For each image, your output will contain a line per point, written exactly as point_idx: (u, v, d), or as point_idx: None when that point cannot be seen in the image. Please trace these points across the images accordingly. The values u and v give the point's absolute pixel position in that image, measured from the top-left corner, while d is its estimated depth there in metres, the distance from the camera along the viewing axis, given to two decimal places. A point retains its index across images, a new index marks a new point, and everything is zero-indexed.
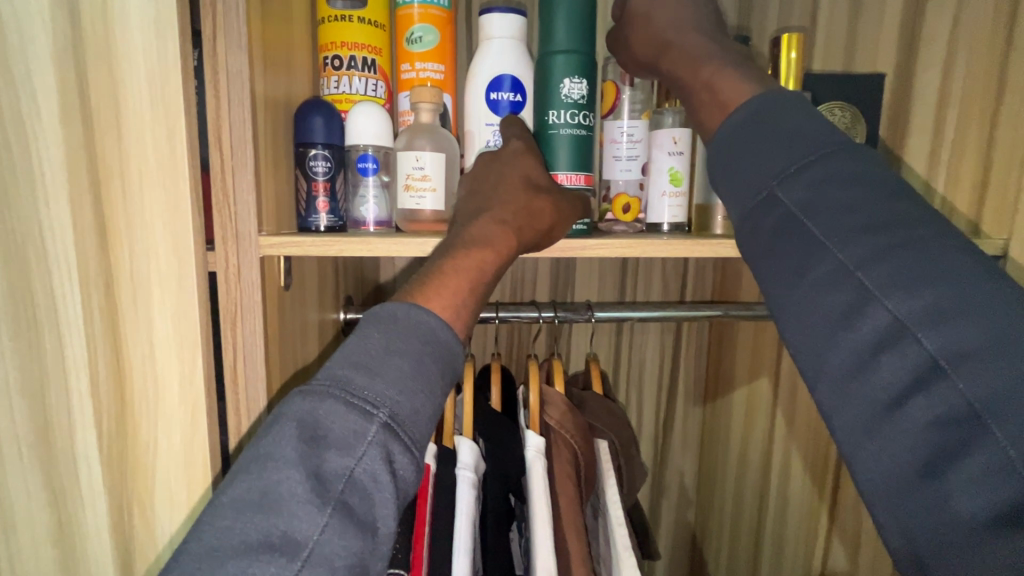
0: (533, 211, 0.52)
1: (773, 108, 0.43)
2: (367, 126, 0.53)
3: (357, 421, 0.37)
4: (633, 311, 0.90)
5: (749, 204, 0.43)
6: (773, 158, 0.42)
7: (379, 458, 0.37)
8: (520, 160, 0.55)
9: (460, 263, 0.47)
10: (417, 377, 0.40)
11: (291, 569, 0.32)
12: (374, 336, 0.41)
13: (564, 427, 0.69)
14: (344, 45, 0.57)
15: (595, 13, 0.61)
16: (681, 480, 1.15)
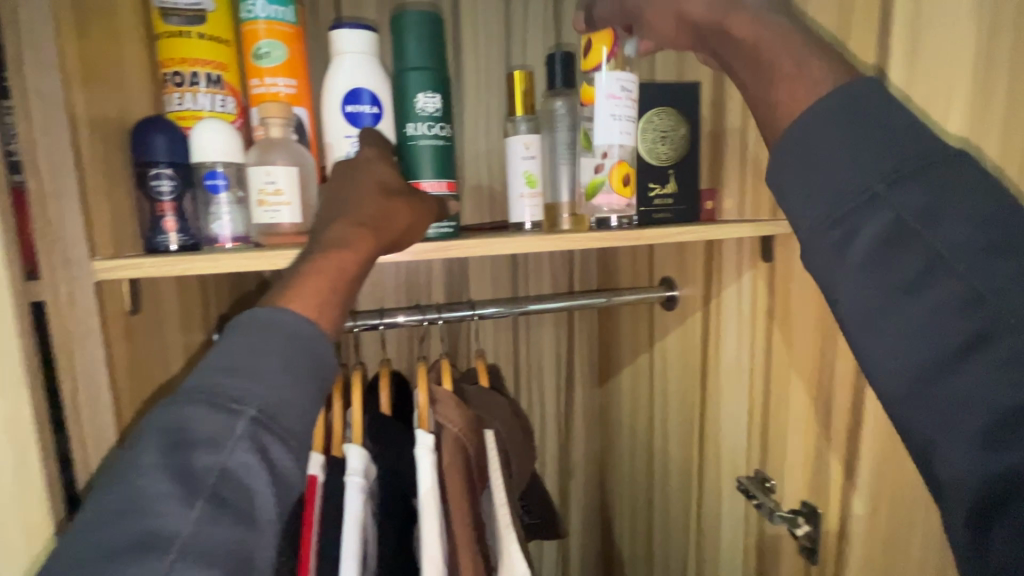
0: (391, 210, 0.54)
1: (874, 104, 0.40)
2: (212, 142, 0.53)
3: (224, 420, 0.39)
4: (514, 307, 0.94)
5: (847, 204, 0.40)
6: (883, 160, 0.39)
7: (252, 450, 0.39)
8: (372, 167, 0.58)
9: (322, 266, 0.48)
10: (286, 372, 0.42)
11: (166, 561, 0.34)
12: (239, 340, 0.42)
13: (451, 422, 0.71)
14: (185, 62, 0.56)
15: (443, 33, 0.65)
16: (585, 460, 1.23)
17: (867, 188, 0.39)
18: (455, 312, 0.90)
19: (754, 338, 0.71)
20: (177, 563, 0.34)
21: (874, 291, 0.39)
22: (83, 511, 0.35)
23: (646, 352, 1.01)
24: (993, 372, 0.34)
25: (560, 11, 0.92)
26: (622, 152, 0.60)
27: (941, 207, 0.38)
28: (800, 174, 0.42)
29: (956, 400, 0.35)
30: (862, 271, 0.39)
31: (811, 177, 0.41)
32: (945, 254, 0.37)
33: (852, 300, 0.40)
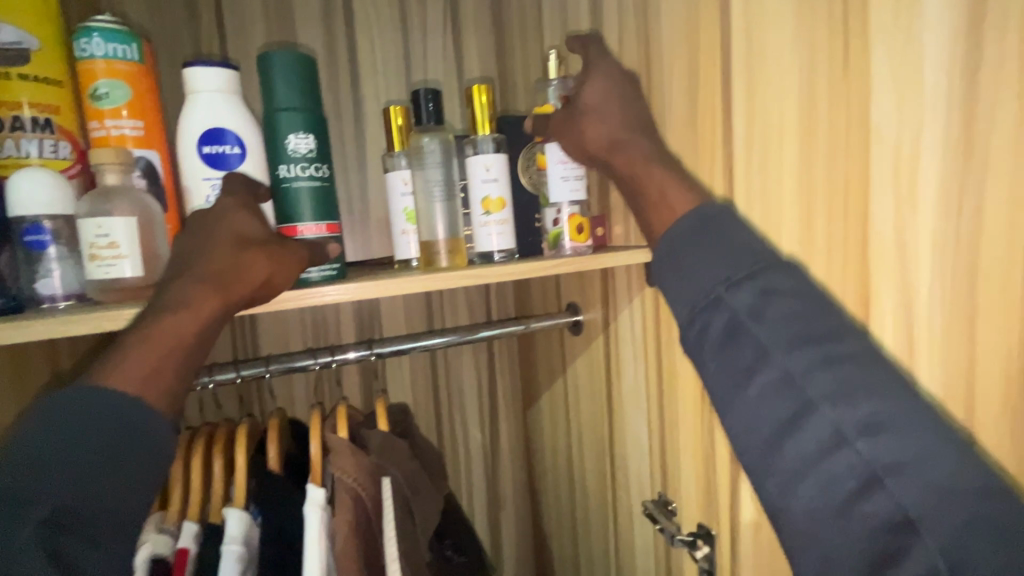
0: (244, 263, 0.50)
1: (718, 223, 0.46)
2: (32, 194, 0.48)
3: (7, 522, 0.35)
4: (415, 342, 0.90)
5: (700, 302, 0.44)
6: (720, 263, 0.44)
7: (40, 552, 0.35)
8: (229, 216, 0.53)
9: (154, 329, 0.45)
10: (88, 462, 0.38)
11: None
12: (34, 430, 0.39)
13: (345, 474, 0.67)
14: (3, 105, 0.51)
15: (313, 71, 0.62)
16: (514, 490, 1.20)
17: (720, 287, 0.43)
18: (352, 352, 0.85)
19: (648, 362, 0.72)
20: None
21: (728, 381, 0.42)
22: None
23: (560, 377, 1.00)
24: (833, 472, 0.36)
25: (454, 42, 0.92)
26: (496, 187, 0.60)
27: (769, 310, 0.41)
28: (670, 273, 0.47)
29: (812, 499, 0.36)
30: (712, 363, 0.43)
31: (680, 272, 0.46)
32: (771, 349, 0.40)
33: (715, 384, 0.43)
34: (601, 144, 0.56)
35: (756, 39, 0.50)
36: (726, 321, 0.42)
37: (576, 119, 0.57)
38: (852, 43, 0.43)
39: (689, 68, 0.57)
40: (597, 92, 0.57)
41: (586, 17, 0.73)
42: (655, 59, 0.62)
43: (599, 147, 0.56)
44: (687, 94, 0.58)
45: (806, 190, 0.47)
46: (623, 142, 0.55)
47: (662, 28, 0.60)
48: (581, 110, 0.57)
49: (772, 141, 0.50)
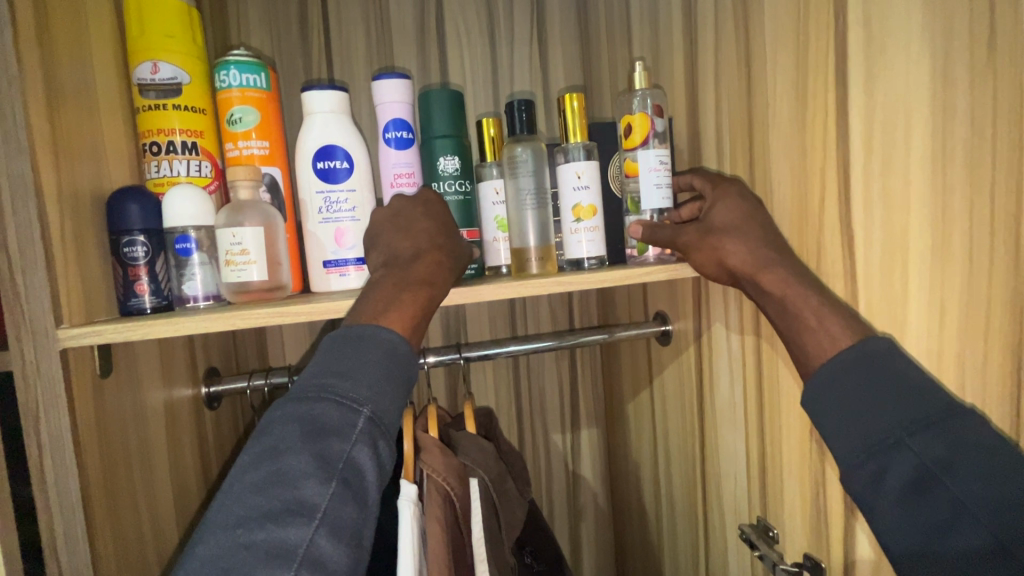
0: (456, 245, 0.59)
1: (886, 359, 0.45)
2: (183, 207, 0.55)
3: (347, 416, 0.44)
4: (501, 347, 0.91)
5: (875, 444, 0.45)
6: (894, 410, 0.44)
7: (367, 445, 0.44)
8: (436, 207, 0.62)
9: (413, 295, 0.53)
10: (387, 384, 0.47)
11: (310, 527, 0.39)
12: (348, 350, 0.48)
13: (435, 470, 0.69)
14: (161, 132, 0.59)
15: (462, 100, 0.68)
16: (595, 501, 1.18)
17: (886, 442, 0.44)
18: (442, 355, 0.87)
19: (745, 376, 0.68)
20: (317, 530, 0.40)
21: (920, 536, 0.41)
22: (235, 480, 0.40)
23: (646, 389, 0.97)
24: None
25: (540, 53, 0.94)
26: (587, 195, 0.59)
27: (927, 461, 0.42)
28: (830, 417, 0.47)
29: None
30: (895, 512, 0.42)
31: (843, 419, 0.47)
32: (970, 508, 0.39)
33: (898, 544, 0.42)
34: (734, 262, 0.55)
35: (877, 29, 0.46)
36: (912, 469, 0.42)
37: (710, 237, 0.57)
38: (1001, 25, 0.38)
39: (797, 64, 0.54)
40: (728, 212, 0.57)
41: (678, 21, 0.71)
42: (755, 59, 0.59)
43: (733, 262, 0.55)
44: (794, 92, 0.55)
45: (940, 191, 0.43)
46: (770, 262, 0.53)
47: (765, 25, 0.58)
48: (709, 229, 0.57)
49: (896, 138, 0.45)
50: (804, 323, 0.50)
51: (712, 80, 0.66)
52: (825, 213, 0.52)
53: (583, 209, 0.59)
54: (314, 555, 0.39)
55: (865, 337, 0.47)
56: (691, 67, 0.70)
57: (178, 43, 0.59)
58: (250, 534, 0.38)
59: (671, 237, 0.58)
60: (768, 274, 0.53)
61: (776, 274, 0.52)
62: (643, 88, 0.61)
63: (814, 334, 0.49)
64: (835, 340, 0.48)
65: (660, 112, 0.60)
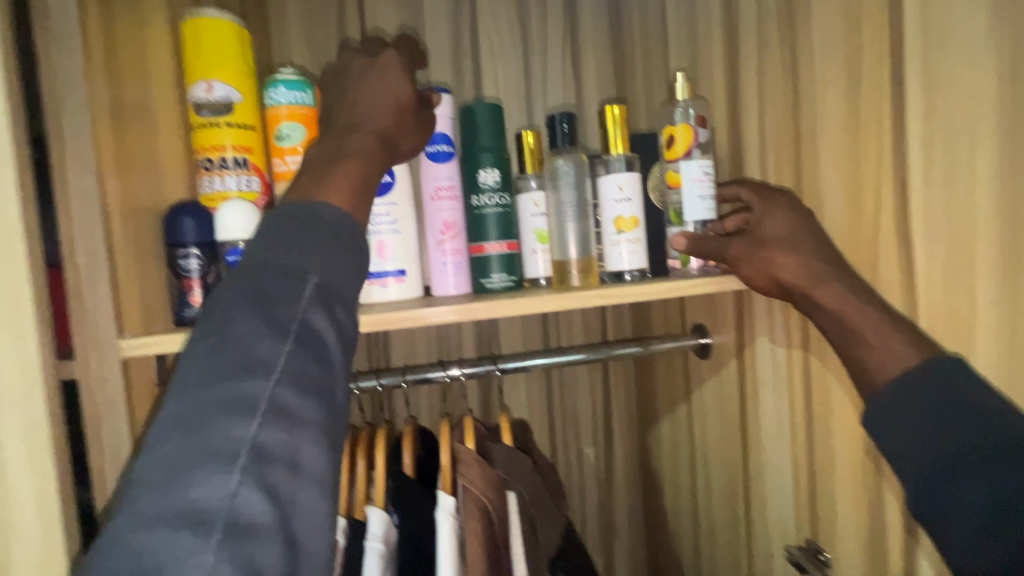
0: (403, 129, 0.58)
1: (959, 383, 0.44)
2: (234, 220, 0.56)
3: (293, 283, 0.42)
4: (536, 359, 0.89)
5: (946, 469, 0.44)
6: (966, 437, 0.43)
7: (321, 309, 0.42)
8: (391, 75, 0.57)
9: (346, 171, 0.50)
10: (332, 255, 0.44)
11: (269, 382, 0.39)
12: (287, 226, 0.44)
13: (472, 483, 0.69)
14: (214, 149, 0.61)
15: (502, 114, 0.69)
16: (628, 516, 1.16)
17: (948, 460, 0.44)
18: (478, 366, 0.86)
19: (793, 391, 0.67)
20: (278, 383, 0.39)
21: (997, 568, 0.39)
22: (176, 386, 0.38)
23: (684, 403, 0.95)
24: None
25: (573, 65, 0.94)
26: (629, 207, 0.59)
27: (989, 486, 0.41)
28: (892, 429, 0.47)
29: None
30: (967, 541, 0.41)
31: (905, 434, 0.46)
32: None
33: None
34: (787, 276, 0.53)
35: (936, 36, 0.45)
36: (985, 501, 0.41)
37: (757, 247, 0.55)
38: None
39: (849, 73, 0.52)
40: (780, 224, 0.55)
41: (718, 30, 0.71)
42: (802, 68, 0.58)
43: (786, 275, 0.53)
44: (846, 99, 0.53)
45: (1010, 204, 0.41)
46: (825, 276, 0.52)
47: (813, 31, 0.56)
48: (759, 239, 0.56)
49: (960, 147, 0.44)
50: (863, 342, 0.49)
51: (754, 88, 0.65)
52: (881, 223, 0.50)
53: (624, 221, 0.59)
54: (278, 407, 0.38)
55: (931, 354, 0.46)
56: (732, 77, 0.69)
57: (230, 63, 0.61)
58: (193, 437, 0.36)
59: (717, 240, 0.57)
60: (821, 290, 0.52)
61: (829, 291, 0.51)
62: (686, 98, 0.61)
63: (878, 357, 0.48)
64: (898, 359, 0.47)
65: (704, 122, 0.60)
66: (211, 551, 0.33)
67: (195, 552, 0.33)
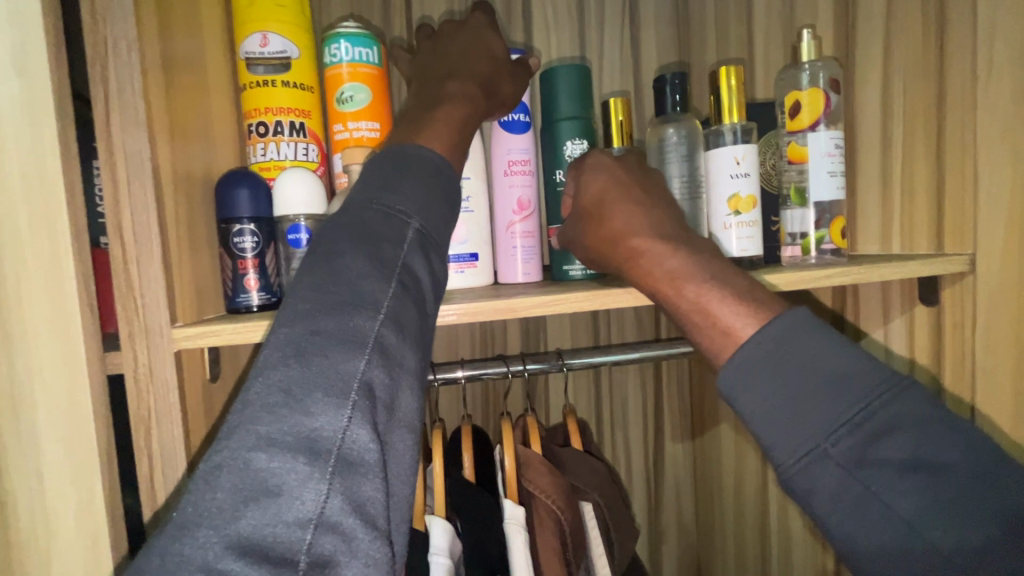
0: (499, 74, 0.54)
1: (800, 339, 0.38)
2: (296, 194, 0.49)
3: (396, 226, 0.38)
4: (605, 357, 0.80)
5: (800, 452, 0.36)
6: (814, 408, 0.36)
7: (420, 254, 0.39)
8: (483, 30, 0.55)
9: (447, 114, 0.47)
10: (434, 205, 0.41)
11: (375, 318, 0.34)
12: (386, 167, 0.41)
13: (543, 492, 0.63)
14: (268, 112, 0.53)
15: (591, 79, 0.60)
16: (679, 523, 1.04)
17: (895, 466, 0.34)
18: (542, 362, 0.77)
19: None
20: (384, 322, 0.35)
21: None
22: (288, 308, 0.34)
23: None
24: None
25: None
26: (746, 184, 0.51)
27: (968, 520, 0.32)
28: (758, 405, 0.38)
29: None
30: None
31: (774, 411, 0.37)
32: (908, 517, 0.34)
33: None
34: (636, 233, 0.48)
35: None
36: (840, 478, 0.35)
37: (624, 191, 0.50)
38: None
39: None
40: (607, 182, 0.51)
41: None
42: (956, 23, 0.50)
43: (613, 231, 0.49)
44: None
45: None
46: (642, 246, 0.47)
47: None
48: (621, 185, 0.50)
49: None
50: (688, 316, 0.44)
51: (879, 53, 0.57)
52: None
53: (741, 199, 0.51)
54: (383, 347, 0.34)
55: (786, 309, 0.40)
56: (848, 42, 0.60)
57: (287, 13, 0.54)
58: (305, 363, 0.32)
59: (622, 177, 0.51)
60: (648, 257, 0.46)
61: (658, 256, 0.46)
62: (813, 60, 0.52)
63: (699, 327, 0.43)
64: (728, 333, 0.41)
65: (836, 86, 0.52)
66: (323, 481, 0.29)
67: (309, 481, 0.29)
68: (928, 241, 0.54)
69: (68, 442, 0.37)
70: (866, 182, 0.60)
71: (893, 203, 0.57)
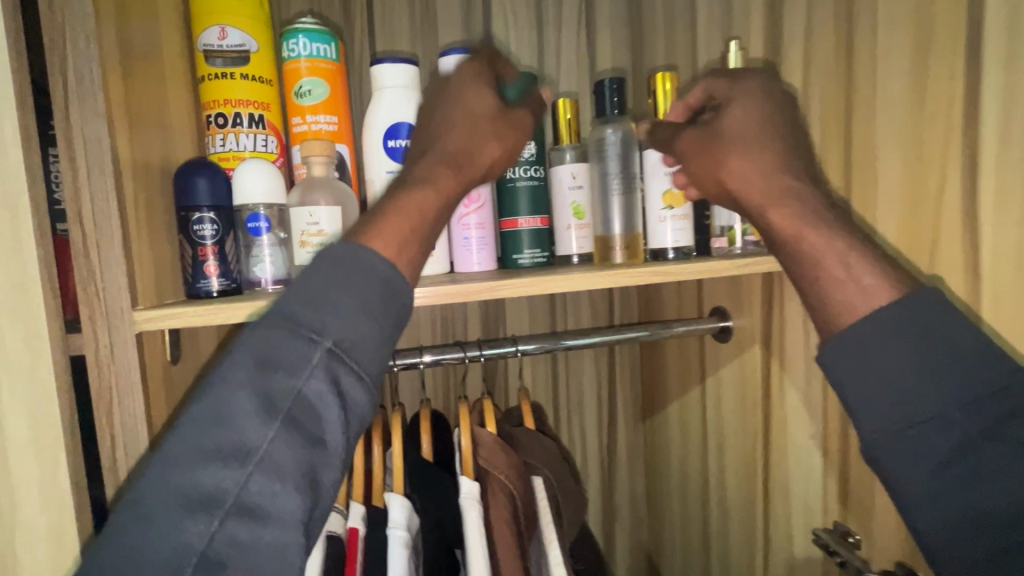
0: (480, 141, 0.53)
1: (936, 318, 0.42)
2: (255, 183, 0.51)
3: (302, 351, 0.39)
4: (556, 342, 0.84)
5: (900, 428, 0.42)
6: (943, 385, 0.41)
7: (324, 379, 0.39)
8: (471, 90, 0.54)
9: (407, 205, 0.47)
10: (354, 321, 0.40)
11: (244, 470, 0.36)
12: (315, 277, 0.41)
13: (496, 468, 0.67)
14: (227, 103, 0.55)
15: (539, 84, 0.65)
16: (630, 500, 1.10)
17: (969, 447, 0.40)
18: (498, 347, 0.81)
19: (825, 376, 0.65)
20: (254, 474, 0.36)
21: None
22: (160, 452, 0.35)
23: (696, 385, 0.94)
24: None
25: (591, 35, 0.85)
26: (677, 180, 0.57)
27: (984, 496, 0.39)
28: (859, 379, 0.44)
29: None
30: None
31: (867, 372, 0.43)
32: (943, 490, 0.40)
33: None
34: (753, 189, 0.50)
35: None
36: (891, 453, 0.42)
37: (755, 133, 0.51)
38: None
39: (918, 48, 0.51)
40: (742, 122, 0.52)
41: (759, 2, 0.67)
42: (861, 39, 0.56)
43: (730, 174, 0.51)
44: (910, 77, 0.52)
45: None
46: (788, 192, 0.48)
47: (875, 5, 0.54)
48: (768, 127, 0.51)
49: None
50: (829, 274, 0.46)
51: (800, 63, 0.63)
52: (944, 203, 0.50)
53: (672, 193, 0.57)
54: (252, 498, 0.36)
55: (921, 288, 0.43)
56: (775, 50, 0.66)
57: (245, 7, 0.55)
58: (153, 525, 0.34)
59: (753, 124, 0.51)
60: (784, 208, 0.48)
61: (795, 210, 0.47)
62: (739, 68, 0.58)
63: (834, 282, 0.45)
64: (869, 292, 0.44)
65: None
66: None
67: None
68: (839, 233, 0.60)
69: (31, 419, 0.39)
70: None
71: None
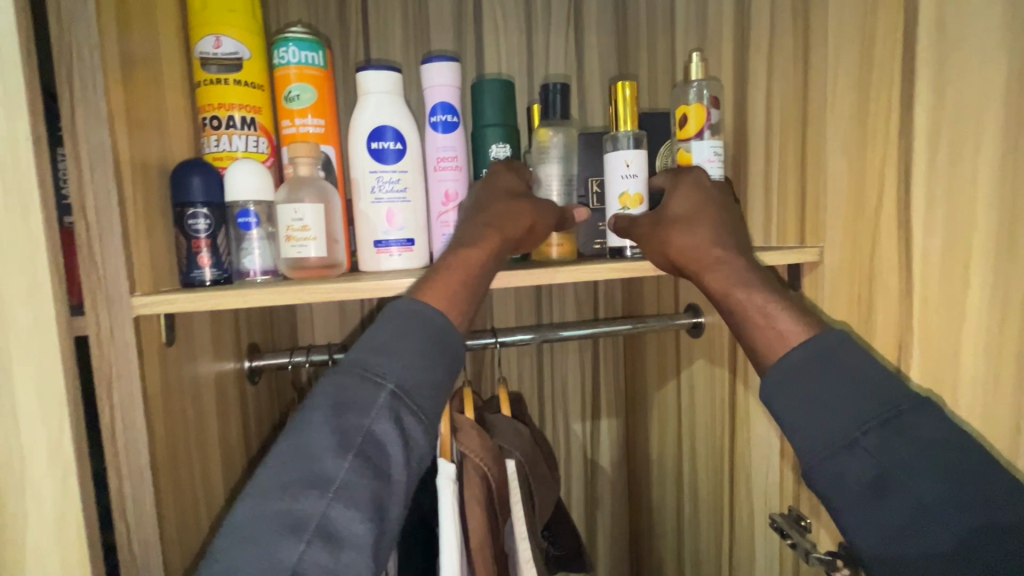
0: (512, 212, 0.59)
1: (839, 358, 0.47)
2: (245, 182, 0.56)
3: (369, 392, 0.47)
4: (534, 334, 0.87)
5: (831, 446, 0.45)
6: (851, 409, 0.45)
7: (388, 419, 0.47)
8: (502, 177, 0.62)
9: (453, 263, 0.54)
10: (415, 365, 0.49)
11: (325, 497, 0.44)
12: (380, 331, 0.50)
13: (472, 451, 0.70)
14: (221, 107, 0.59)
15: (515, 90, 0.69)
16: (612, 489, 1.14)
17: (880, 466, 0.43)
18: (478, 339, 0.84)
19: None
20: (331, 501, 0.44)
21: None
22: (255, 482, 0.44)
23: (672, 379, 0.98)
24: None
25: (576, 39, 0.89)
26: (634, 183, 0.61)
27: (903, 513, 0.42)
28: (796, 410, 0.47)
29: None
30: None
31: (807, 408, 0.47)
32: (866, 507, 0.44)
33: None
34: (697, 256, 0.55)
35: (952, 32, 0.46)
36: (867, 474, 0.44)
37: (706, 213, 0.57)
38: None
39: (862, 64, 0.54)
40: (686, 202, 0.58)
41: (729, 13, 0.71)
42: (815, 52, 0.59)
43: (681, 247, 0.56)
44: (856, 90, 0.55)
45: (1006, 189, 0.43)
46: (719, 257, 0.55)
47: (827, 20, 0.58)
48: (707, 205, 0.57)
49: (961, 140, 0.46)
50: (751, 319, 0.52)
51: (763, 73, 0.67)
52: (883, 207, 0.53)
53: (630, 199, 0.61)
54: (329, 522, 0.43)
55: (824, 329, 0.49)
56: (742, 60, 0.70)
57: (238, 17, 0.59)
58: (254, 544, 0.42)
59: (689, 197, 0.58)
60: (719, 270, 0.54)
61: (730, 273, 0.54)
62: (700, 78, 0.62)
63: (758, 328, 0.51)
64: (783, 337, 0.50)
65: (716, 103, 0.61)
66: None
67: None
68: (795, 234, 0.64)
69: (40, 391, 0.43)
70: (753, 183, 0.70)
71: (772, 204, 0.67)
